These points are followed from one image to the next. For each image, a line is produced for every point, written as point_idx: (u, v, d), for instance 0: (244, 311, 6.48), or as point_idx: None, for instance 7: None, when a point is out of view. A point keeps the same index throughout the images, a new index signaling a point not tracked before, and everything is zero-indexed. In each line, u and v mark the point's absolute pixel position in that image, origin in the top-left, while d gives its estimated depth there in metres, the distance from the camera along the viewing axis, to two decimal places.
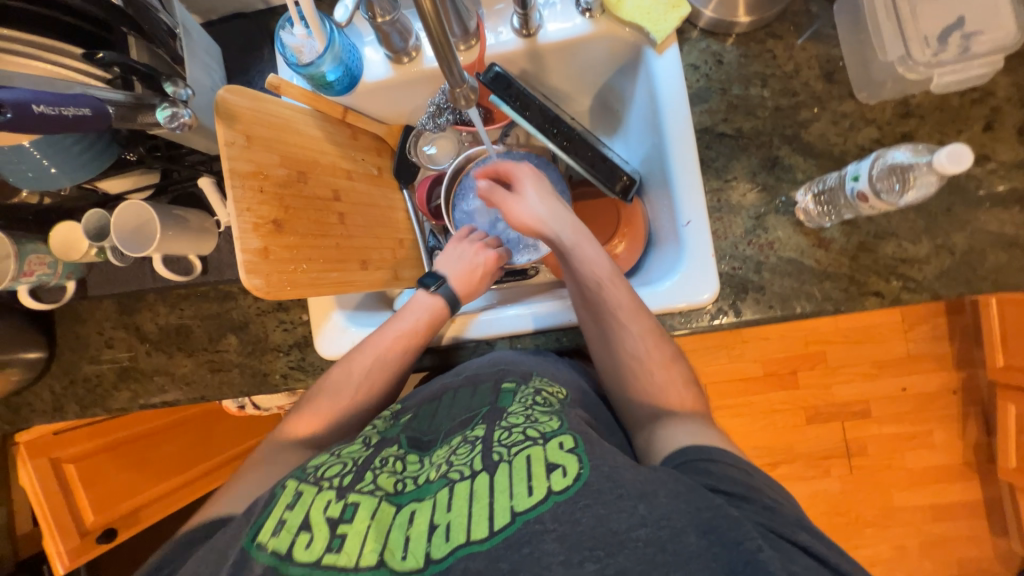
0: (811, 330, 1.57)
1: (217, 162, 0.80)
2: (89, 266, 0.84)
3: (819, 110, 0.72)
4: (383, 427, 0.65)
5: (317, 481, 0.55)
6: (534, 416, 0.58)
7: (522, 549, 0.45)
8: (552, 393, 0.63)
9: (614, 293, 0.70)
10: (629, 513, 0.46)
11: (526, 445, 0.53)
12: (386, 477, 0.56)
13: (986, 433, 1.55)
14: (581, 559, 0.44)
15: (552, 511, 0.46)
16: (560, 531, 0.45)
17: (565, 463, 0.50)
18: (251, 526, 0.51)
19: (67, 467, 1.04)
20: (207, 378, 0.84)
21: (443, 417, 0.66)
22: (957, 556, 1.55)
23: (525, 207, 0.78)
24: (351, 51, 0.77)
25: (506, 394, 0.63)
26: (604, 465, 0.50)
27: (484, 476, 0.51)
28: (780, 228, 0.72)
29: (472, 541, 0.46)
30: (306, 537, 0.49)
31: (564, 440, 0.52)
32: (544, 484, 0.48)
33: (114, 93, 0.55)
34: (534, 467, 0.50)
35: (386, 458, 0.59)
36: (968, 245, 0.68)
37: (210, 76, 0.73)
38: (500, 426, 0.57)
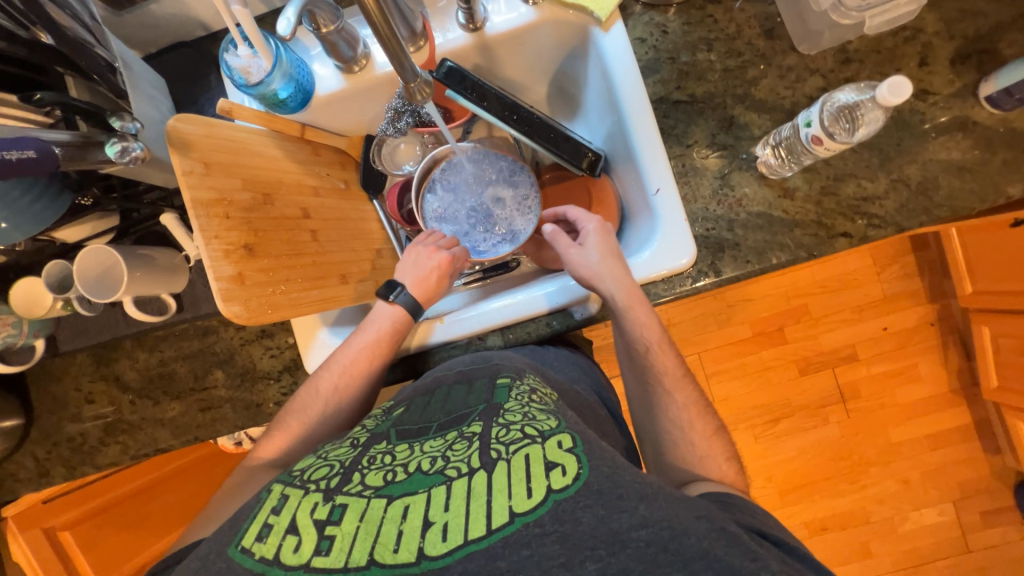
0: (790, 284, 1.61)
1: (178, 197, 0.78)
2: (57, 321, 0.81)
3: (765, 67, 0.74)
4: (372, 426, 0.63)
5: (304, 484, 0.53)
6: (532, 413, 0.56)
7: (521, 551, 0.44)
8: (546, 393, 0.62)
9: (661, 359, 0.72)
10: (630, 513, 0.45)
11: (524, 443, 0.51)
12: (376, 473, 0.53)
13: (967, 359, 1.61)
14: (583, 559, 0.43)
15: (552, 512, 0.45)
16: (561, 532, 0.44)
17: (564, 462, 0.48)
18: (237, 532, 0.50)
19: (64, 535, 0.99)
20: (198, 418, 0.82)
21: (435, 408, 0.64)
22: (960, 481, 1.61)
23: (580, 258, 0.72)
24: (301, 66, 0.77)
25: (501, 389, 0.62)
26: (605, 466, 0.48)
27: (482, 474, 0.49)
28: (746, 184, 0.74)
29: (468, 541, 0.45)
30: (293, 540, 0.47)
31: (563, 438, 0.51)
32: (543, 485, 0.47)
33: (60, 134, 0.53)
34: (532, 468, 0.48)
35: (374, 455, 0.56)
36: (922, 175, 0.71)
37: (158, 108, 0.71)
38: (497, 423, 0.55)
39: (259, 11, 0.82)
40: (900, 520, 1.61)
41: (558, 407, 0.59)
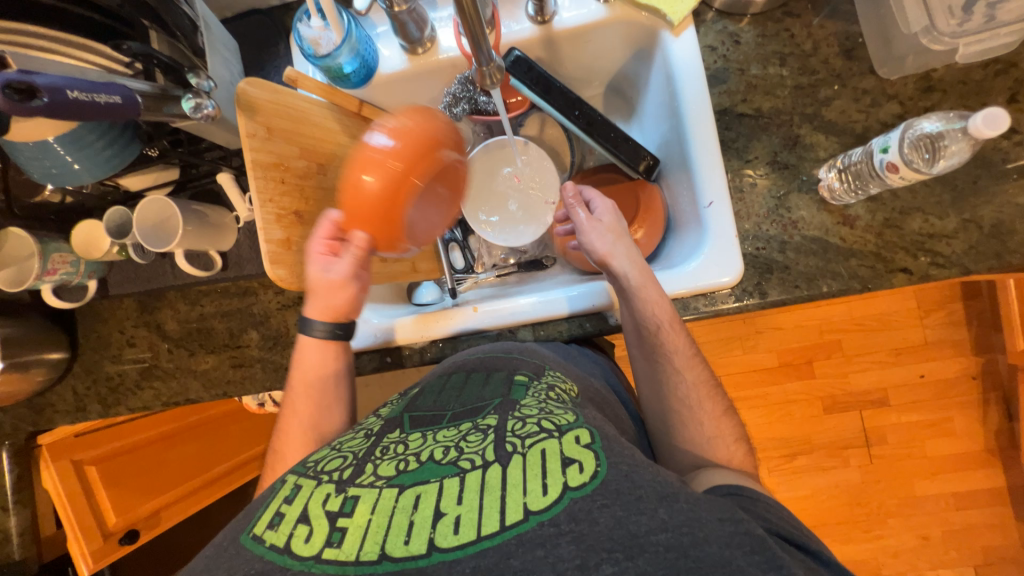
0: (825, 318, 1.55)
1: (236, 158, 0.80)
2: (110, 265, 0.84)
3: (839, 88, 0.72)
4: (387, 414, 0.64)
5: (317, 475, 0.53)
6: (548, 409, 0.56)
7: (534, 551, 0.42)
8: (565, 389, 0.62)
9: (670, 338, 0.67)
10: (649, 515, 0.43)
11: (541, 437, 0.50)
12: (388, 463, 0.53)
13: (1008, 419, 1.52)
14: (598, 561, 0.41)
15: (567, 511, 0.44)
16: (577, 531, 0.43)
17: (581, 459, 0.47)
18: (250, 519, 0.51)
19: (89, 470, 1.03)
20: (229, 374, 0.84)
21: (449, 397, 0.63)
22: (983, 546, 1.52)
23: (595, 234, 0.72)
24: (367, 43, 0.77)
25: (517, 386, 0.62)
26: (623, 463, 0.47)
27: (496, 467, 0.48)
28: (804, 207, 0.71)
29: (482, 537, 0.44)
30: (304, 530, 0.47)
31: (581, 433, 0.50)
32: (559, 481, 0.46)
33: (142, 85, 0.55)
34: (548, 464, 0.47)
35: (388, 445, 0.55)
36: (996, 218, 0.67)
37: (230, 70, 0.73)
38: (513, 416, 0.55)
39: None
40: None
41: (575, 403, 0.59)
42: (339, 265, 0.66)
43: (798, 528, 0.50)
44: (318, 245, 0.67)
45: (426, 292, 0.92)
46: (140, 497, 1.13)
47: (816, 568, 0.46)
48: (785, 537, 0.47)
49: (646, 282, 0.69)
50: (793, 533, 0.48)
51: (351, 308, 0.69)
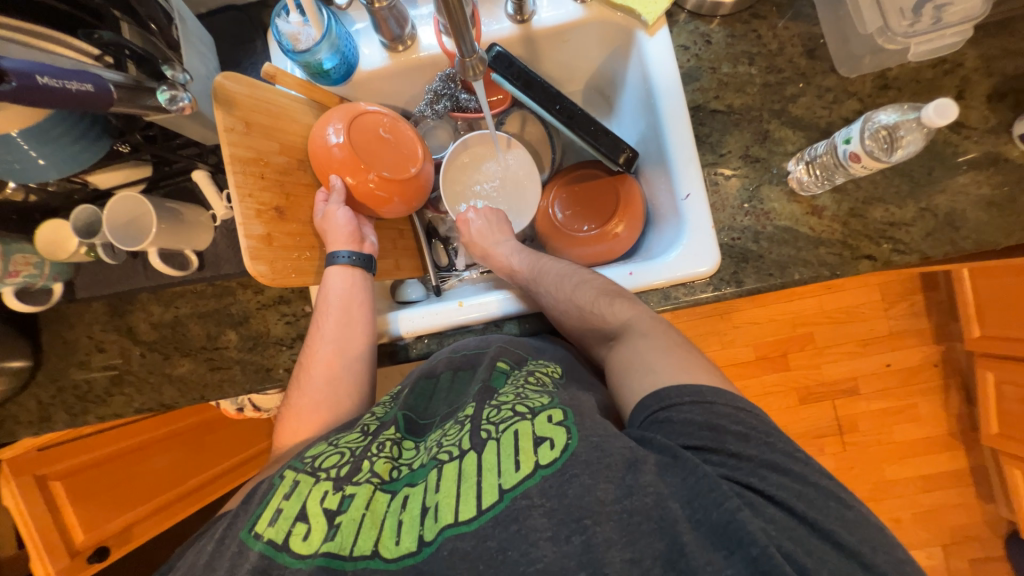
0: (798, 311, 1.61)
1: (211, 155, 0.78)
2: (77, 267, 0.81)
3: (804, 85, 0.75)
4: (381, 413, 0.62)
5: (314, 471, 0.52)
6: (524, 392, 0.55)
7: (509, 527, 0.43)
8: (547, 372, 0.61)
9: (534, 269, 0.77)
10: (616, 483, 0.43)
11: (513, 421, 0.50)
12: (383, 463, 0.53)
13: (967, 403, 1.61)
14: (569, 533, 0.42)
15: (539, 486, 0.44)
16: (549, 506, 0.43)
17: (552, 436, 0.47)
18: (249, 517, 0.49)
19: (54, 485, 0.99)
20: (206, 377, 0.81)
21: (439, 402, 0.65)
22: (950, 525, 1.60)
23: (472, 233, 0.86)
24: (348, 40, 0.77)
25: (498, 373, 0.61)
26: (592, 435, 0.47)
27: (472, 455, 0.49)
28: (776, 199, 0.74)
29: (459, 522, 0.44)
30: (302, 528, 0.47)
31: (553, 412, 0.49)
32: (531, 459, 0.46)
33: (115, 75, 0.53)
34: (521, 444, 0.47)
35: (383, 442, 0.56)
36: (950, 207, 0.72)
37: (206, 65, 0.72)
38: (490, 404, 0.55)
39: None
40: None
41: (556, 387, 0.57)
42: (333, 201, 0.72)
43: (709, 425, 0.46)
44: (320, 208, 0.73)
45: (410, 288, 0.90)
46: (110, 513, 1.08)
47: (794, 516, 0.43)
48: (699, 447, 0.45)
49: (496, 250, 0.83)
50: (707, 444, 0.45)
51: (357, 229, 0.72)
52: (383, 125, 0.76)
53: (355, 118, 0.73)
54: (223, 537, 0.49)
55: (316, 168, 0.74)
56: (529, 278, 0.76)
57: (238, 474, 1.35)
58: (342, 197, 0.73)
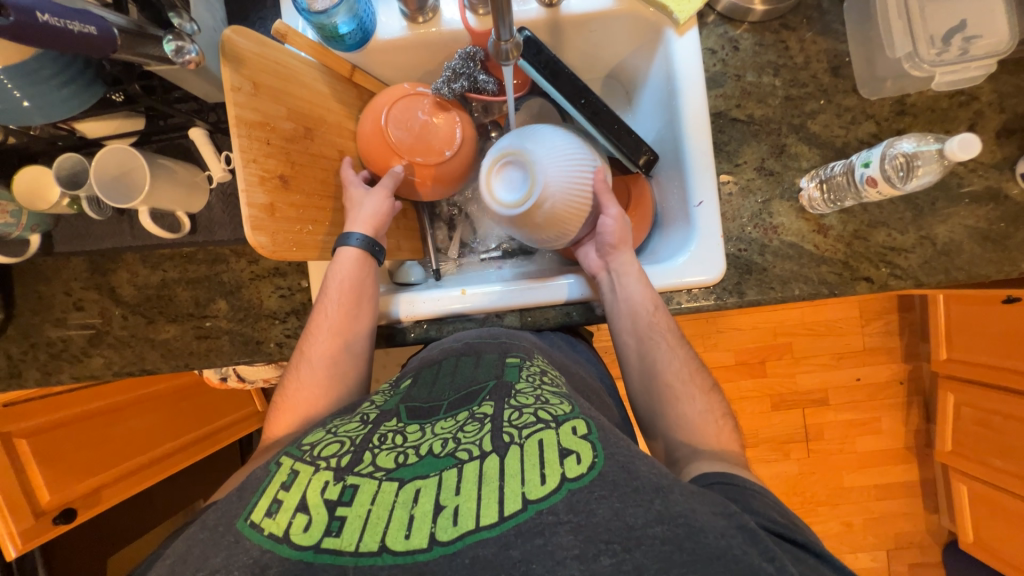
0: (779, 322, 1.66)
1: (211, 113, 0.74)
2: (57, 219, 0.76)
3: (825, 103, 0.76)
4: (381, 402, 0.61)
5: (314, 460, 0.51)
6: (544, 398, 0.55)
7: (534, 540, 0.42)
8: (557, 376, 0.62)
9: (662, 320, 0.71)
10: (646, 507, 0.43)
11: (538, 428, 0.50)
12: (387, 454, 0.51)
13: (926, 420, 1.69)
14: (597, 553, 0.41)
15: (566, 502, 0.43)
16: (575, 522, 0.42)
17: (578, 450, 0.47)
18: (246, 505, 0.48)
19: (21, 442, 0.95)
20: (193, 346, 0.78)
21: (443, 385, 0.62)
22: (896, 531, 1.70)
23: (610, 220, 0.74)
24: (366, 5, 0.73)
25: (511, 368, 0.61)
26: (619, 454, 0.47)
27: (494, 457, 0.48)
28: (785, 214, 0.75)
29: (481, 527, 0.43)
30: (303, 519, 0.46)
31: (577, 425, 0.50)
32: (557, 471, 0.45)
33: (113, 16, 0.50)
34: (546, 454, 0.47)
35: (385, 434, 0.54)
36: (948, 237, 0.74)
37: (213, 15, 0.67)
38: (509, 405, 0.54)
39: None
40: None
41: (568, 392, 0.59)
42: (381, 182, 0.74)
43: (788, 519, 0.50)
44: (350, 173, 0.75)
45: (411, 271, 0.88)
46: (79, 474, 1.04)
47: (806, 559, 0.46)
48: (772, 522, 0.48)
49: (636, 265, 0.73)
50: (785, 525, 0.49)
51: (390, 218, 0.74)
52: (423, 108, 0.78)
53: (394, 104, 0.77)
54: (217, 525, 0.47)
55: (364, 141, 0.77)
56: (659, 326, 0.70)
57: (223, 439, 1.33)
58: (394, 184, 0.75)
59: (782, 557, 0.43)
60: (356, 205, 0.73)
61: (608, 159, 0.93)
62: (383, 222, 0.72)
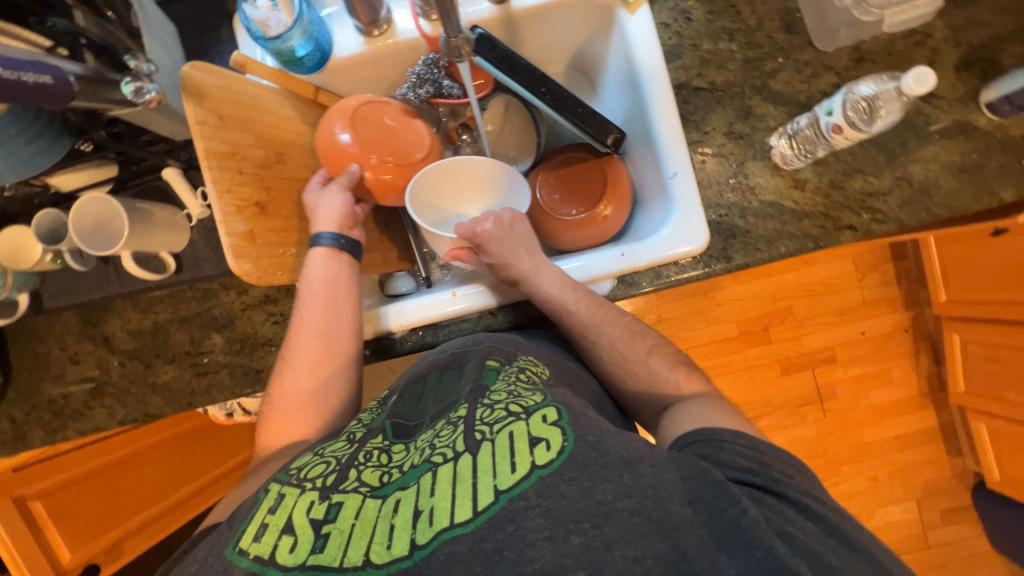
0: (777, 286, 1.66)
1: (183, 151, 0.74)
2: (43, 276, 0.76)
3: (783, 60, 0.76)
4: (367, 420, 0.60)
5: (300, 482, 0.51)
6: (516, 390, 0.54)
7: (505, 528, 0.42)
8: (537, 371, 0.60)
9: (579, 318, 0.70)
10: (615, 482, 0.43)
11: (508, 421, 0.49)
12: (372, 471, 0.51)
13: (936, 364, 1.69)
14: (567, 533, 0.41)
15: (536, 486, 0.43)
16: (545, 505, 0.42)
17: (547, 437, 0.47)
18: (234, 532, 0.48)
19: (35, 505, 0.94)
20: (194, 384, 0.78)
21: (428, 401, 0.62)
22: (922, 480, 1.69)
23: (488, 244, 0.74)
24: (320, 27, 0.74)
25: (489, 371, 0.60)
26: (589, 435, 0.47)
27: (468, 456, 0.47)
28: (759, 174, 0.75)
29: (455, 524, 0.43)
30: (290, 540, 0.46)
31: (547, 412, 0.49)
32: (526, 460, 0.45)
33: (74, 68, 0.50)
34: (516, 444, 0.46)
35: (370, 451, 0.54)
36: (924, 175, 0.74)
37: (170, 54, 0.68)
38: (482, 404, 0.53)
39: None
40: (868, 516, 1.66)
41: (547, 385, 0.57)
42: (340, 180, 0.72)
43: (759, 458, 0.49)
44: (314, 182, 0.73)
45: (400, 281, 0.89)
46: (97, 529, 1.04)
47: (765, 499, 0.46)
48: (740, 472, 0.47)
49: (535, 275, 0.72)
50: (751, 468, 0.48)
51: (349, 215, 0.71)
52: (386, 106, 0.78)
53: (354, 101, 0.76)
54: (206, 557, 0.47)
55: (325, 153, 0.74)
56: (578, 324, 0.70)
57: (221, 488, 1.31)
58: (348, 181, 0.72)
59: (746, 500, 0.44)
60: (314, 207, 0.70)
61: (579, 144, 0.93)
62: (338, 220, 0.69)
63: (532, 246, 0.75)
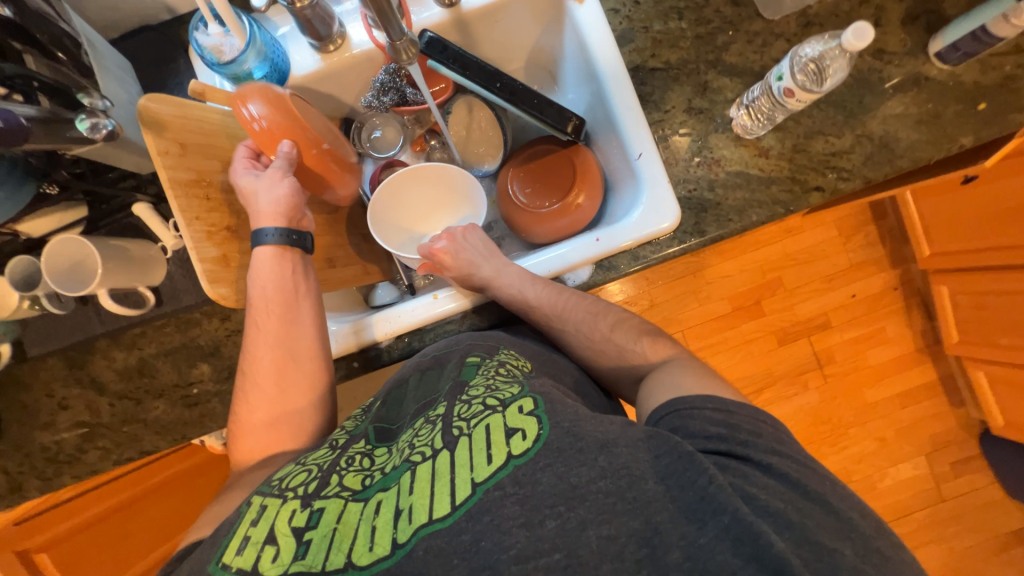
0: (764, 258, 1.67)
1: (150, 185, 0.75)
2: (23, 324, 0.76)
3: (734, 33, 0.78)
4: (351, 427, 0.62)
5: (283, 492, 0.51)
6: (494, 384, 0.56)
7: (482, 519, 0.43)
8: (517, 365, 0.61)
9: (543, 312, 0.73)
10: (590, 465, 0.45)
11: (485, 415, 0.50)
12: (354, 475, 0.52)
13: (928, 318, 1.70)
14: (542, 518, 0.42)
15: (512, 475, 0.45)
16: (521, 493, 0.44)
17: (523, 427, 0.48)
18: (217, 548, 0.47)
19: (41, 555, 0.97)
20: (186, 415, 0.78)
21: (409, 403, 0.63)
22: (930, 435, 1.68)
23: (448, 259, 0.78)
24: (275, 46, 0.74)
25: (469, 367, 0.61)
26: (564, 421, 0.48)
27: (445, 454, 0.48)
28: (723, 146, 0.76)
29: (434, 520, 0.44)
30: (272, 550, 0.45)
31: (523, 402, 0.51)
32: (503, 450, 0.47)
33: (24, 108, 0.50)
34: (492, 436, 0.48)
35: (352, 456, 0.55)
36: (883, 130, 0.75)
37: (127, 90, 0.69)
38: (461, 399, 0.54)
39: None
40: (879, 476, 1.66)
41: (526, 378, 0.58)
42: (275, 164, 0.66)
43: (728, 422, 0.50)
44: (239, 163, 0.66)
45: (382, 292, 0.91)
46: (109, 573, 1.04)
47: (733, 465, 0.47)
48: (708, 438, 0.49)
49: (495, 279, 0.76)
50: (720, 435, 0.49)
51: (297, 206, 0.67)
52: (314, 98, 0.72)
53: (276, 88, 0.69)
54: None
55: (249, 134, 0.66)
56: (545, 316, 0.73)
57: None
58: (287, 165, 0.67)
59: (712, 466, 0.44)
60: (251, 196, 0.64)
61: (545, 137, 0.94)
62: (283, 213, 0.65)
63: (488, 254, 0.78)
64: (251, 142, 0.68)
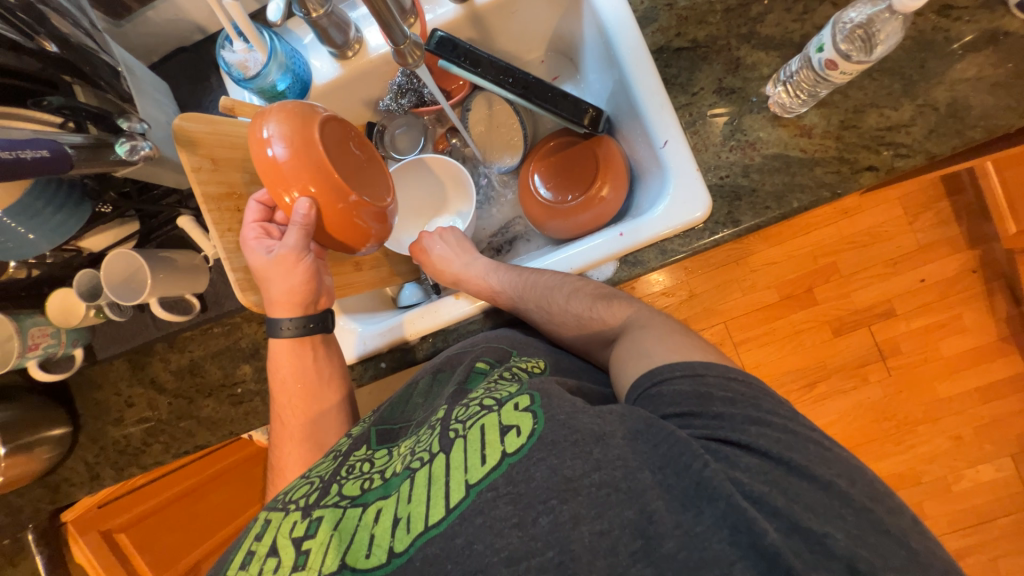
0: (816, 243, 1.55)
1: (192, 200, 0.80)
2: (93, 330, 0.84)
3: (769, 3, 0.72)
4: (355, 432, 0.64)
5: (285, 505, 0.53)
6: (493, 385, 0.56)
7: (475, 521, 0.43)
8: (528, 368, 0.63)
9: (504, 297, 0.76)
10: (584, 458, 0.44)
11: (481, 415, 0.51)
12: (353, 482, 0.53)
13: (1016, 304, 1.51)
14: (535, 515, 0.42)
15: (506, 475, 0.45)
16: (514, 492, 0.44)
17: (518, 423, 0.48)
18: (225, 565, 0.51)
19: (120, 535, 1.04)
20: (232, 413, 0.83)
21: (415, 405, 0.66)
22: (1016, 434, 1.50)
23: (427, 255, 0.84)
24: (296, 57, 0.76)
25: (476, 374, 0.62)
26: (560, 414, 0.48)
27: (441, 457, 0.49)
28: (760, 127, 0.70)
29: (430, 526, 0.44)
30: (273, 561, 0.48)
31: (519, 399, 0.51)
32: (497, 449, 0.47)
33: (74, 137, 0.55)
34: (487, 436, 0.48)
35: (353, 463, 0.57)
36: (950, 96, 0.66)
37: (163, 110, 0.73)
38: (460, 403, 0.55)
39: (252, 7, 0.82)
40: (955, 479, 1.51)
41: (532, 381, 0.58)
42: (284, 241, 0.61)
43: (699, 394, 0.48)
44: (250, 230, 0.65)
45: (408, 293, 0.93)
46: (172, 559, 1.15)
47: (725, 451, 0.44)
48: (679, 414, 0.48)
49: (466, 270, 0.81)
50: (693, 409, 0.47)
51: (313, 288, 0.66)
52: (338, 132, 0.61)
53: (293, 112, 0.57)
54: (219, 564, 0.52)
55: (259, 172, 0.58)
56: (508, 299, 0.75)
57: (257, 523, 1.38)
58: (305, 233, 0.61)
59: (703, 450, 0.43)
60: (264, 278, 0.65)
61: (562, 131, 0.92)
62: (298, 299, 0.66)
63: (460, 247, 0.84)
64: (262, 198, 0.65)
